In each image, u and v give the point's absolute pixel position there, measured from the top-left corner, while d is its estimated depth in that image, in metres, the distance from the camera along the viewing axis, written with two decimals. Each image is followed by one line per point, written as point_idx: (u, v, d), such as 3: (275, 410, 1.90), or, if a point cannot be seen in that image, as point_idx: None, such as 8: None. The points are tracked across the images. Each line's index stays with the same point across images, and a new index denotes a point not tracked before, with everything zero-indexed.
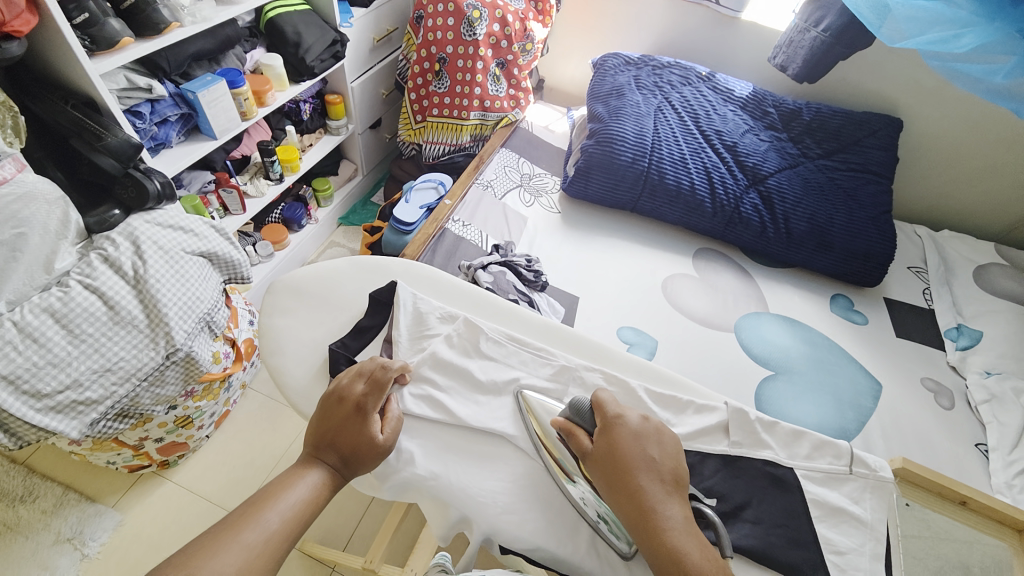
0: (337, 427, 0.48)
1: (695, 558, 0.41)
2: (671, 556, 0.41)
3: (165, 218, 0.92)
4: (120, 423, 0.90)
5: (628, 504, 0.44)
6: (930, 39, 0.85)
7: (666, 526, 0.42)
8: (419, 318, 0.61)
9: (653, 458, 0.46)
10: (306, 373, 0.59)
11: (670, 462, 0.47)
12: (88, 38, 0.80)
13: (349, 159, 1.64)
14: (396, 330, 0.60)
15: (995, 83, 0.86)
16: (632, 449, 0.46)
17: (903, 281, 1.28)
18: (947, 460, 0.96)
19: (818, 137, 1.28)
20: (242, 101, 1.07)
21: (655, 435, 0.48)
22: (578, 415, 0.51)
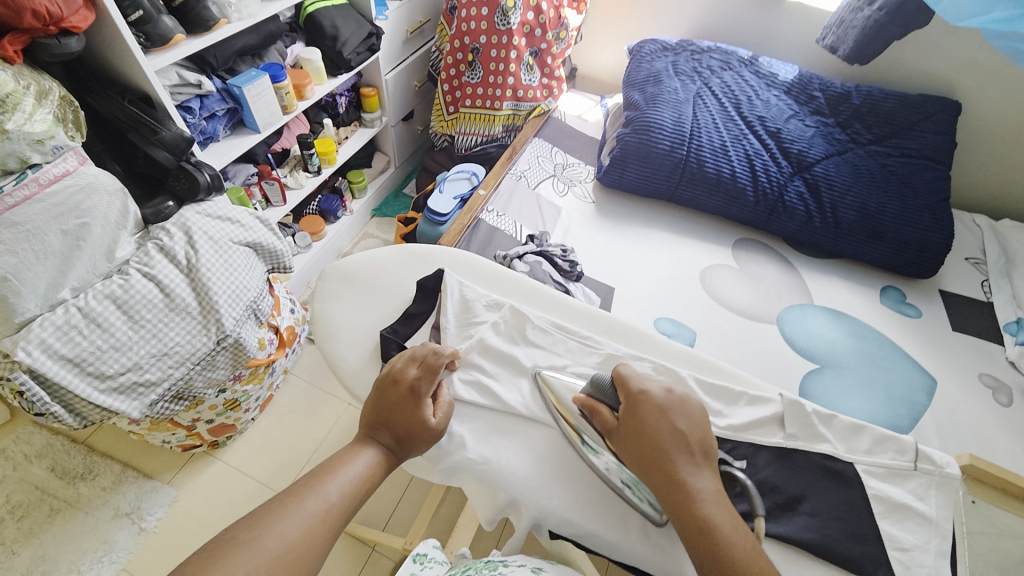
0: (392, 407, 0.50)
1: (727, 530, 0.42)
2: (704, 527, 0.42)
3: (214, 210, 0.96)
4: (175, 405, 0.95)
5: (662, 482, 0.44)
6: (994, 18, 0.79)
7: (699, 498, 0.43)
8: (466, 306, 0.62)
9: (684, 433, 0.47)
10: (359, 357, 0.60)
11: (698, 433, 0.47)
12: (143, 35, 0.84)
13: (383, 151, 1.66)
14: (444, 317, 0.61)
15: None
16: (665, 428, 0.46)
17: (959, 273, 1.21)
18: (1009, 461, 0.91)
19: (868, 121, 1.22)
20: (284, 95, 1.09)
21: (679, 407, 0.48)
22: (600, 391, 0.51)
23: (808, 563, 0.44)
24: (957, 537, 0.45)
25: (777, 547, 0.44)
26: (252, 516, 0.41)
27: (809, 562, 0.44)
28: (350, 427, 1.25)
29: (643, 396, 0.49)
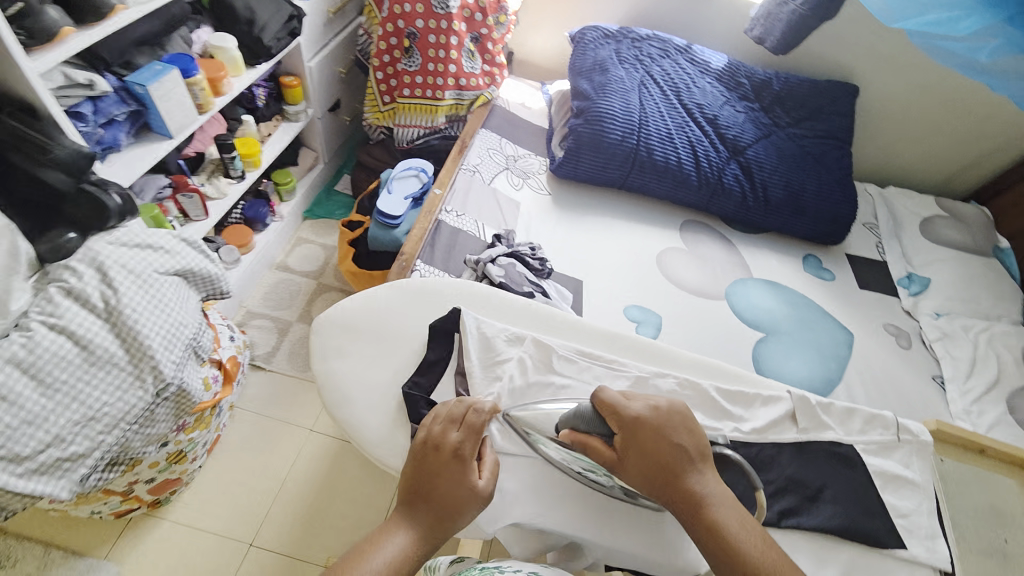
0: (428, 475, 0.48)
1: (735, 527, 0.46)
2: (714, 527, 0.46)
3: (130, 237, 0.81)
4: (110, 473, 0.81)
5: (665, 491, 0.48)
6: (928, 20, 0.88)
7: (705, 502, 0.47)
8: (487, 344, 0.60)
9: (687, 448, 0.49)
10: (384, 422, 0.56)
11: (695, 440, 0.50)
12: (24, 31, 0.67)
13: (308, 147, 1.51)
14: (467, 360, 0.59)
15: (976, 60, 0.89)
16: (669, 448, 0.49)
17: (861, 238, 1.40)
18: (918, 398, 1.09)
19: (787, 105, 1.34)
20: (198, 92, 0.94)
21: (671, 421, 0.50)
22: (587, 424, 0.51)
23: (840, 545, 0.49)
24: (937, 494, 0.53)
25: (812, 536, 0.49)
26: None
27: (840, 545, 0.49)
28: (314, 455, 1.15)
29: (648, 416, 0.50)
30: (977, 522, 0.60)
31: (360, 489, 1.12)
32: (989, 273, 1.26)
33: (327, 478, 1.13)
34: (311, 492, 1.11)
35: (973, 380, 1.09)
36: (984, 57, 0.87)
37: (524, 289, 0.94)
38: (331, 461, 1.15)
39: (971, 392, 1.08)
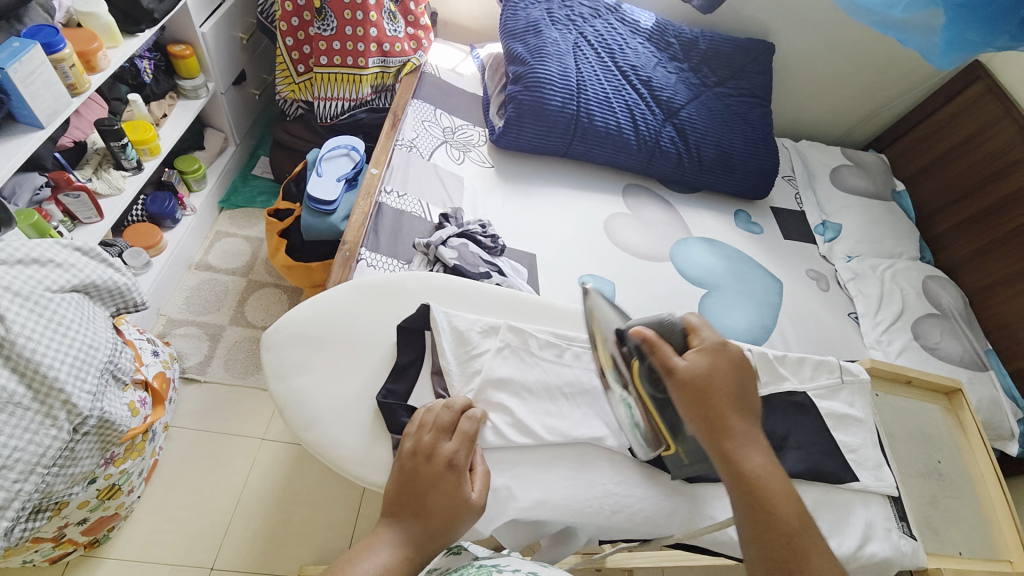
0: (418, 484, 0.46)
1: (769, 481, 0.46)
2: (749, 474, 0.47)
3: (8, 252, 0.69)
4: (35, 522, 0.71)
5: (709, 423, 0.49)
6: None
7: (746, 449, 0.48)
8: (461, 338, 0.59)
9: (740, 391, 0.50)
10: (361, 439, 0.54)
11: (748, 389, 0.52)
12: None
13: (214, 127, 1.33)
14: (443, 358, 0.57)
15: (891, 15, 0.90)
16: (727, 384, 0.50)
17: (782, 191, 1.51)
18: (837, 334, 1.22)
19: (713, 65, 1.37)
20: (68, 69, 0.76)
21: (738, 364, 0.52)
22: (665, 332, 0.53)
23: (807, 486, 0.53)
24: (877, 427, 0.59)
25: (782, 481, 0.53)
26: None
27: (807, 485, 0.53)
28: (271, 465, 1.08)
29: (717, 352, 0.51)
30: (913, 449, 0.69)
31: (326, 492, 1.07)
32: (889, 215, 1.41)
33: (288, 487, 1.06)
34: (271, 503, 1.04)
35: (882, 312, 1.24)
36: (899, 13, 0.87)
37: (479, 270, 0.92)
38: (290, 468, 1.08)
39: (881, 323, 1.23)
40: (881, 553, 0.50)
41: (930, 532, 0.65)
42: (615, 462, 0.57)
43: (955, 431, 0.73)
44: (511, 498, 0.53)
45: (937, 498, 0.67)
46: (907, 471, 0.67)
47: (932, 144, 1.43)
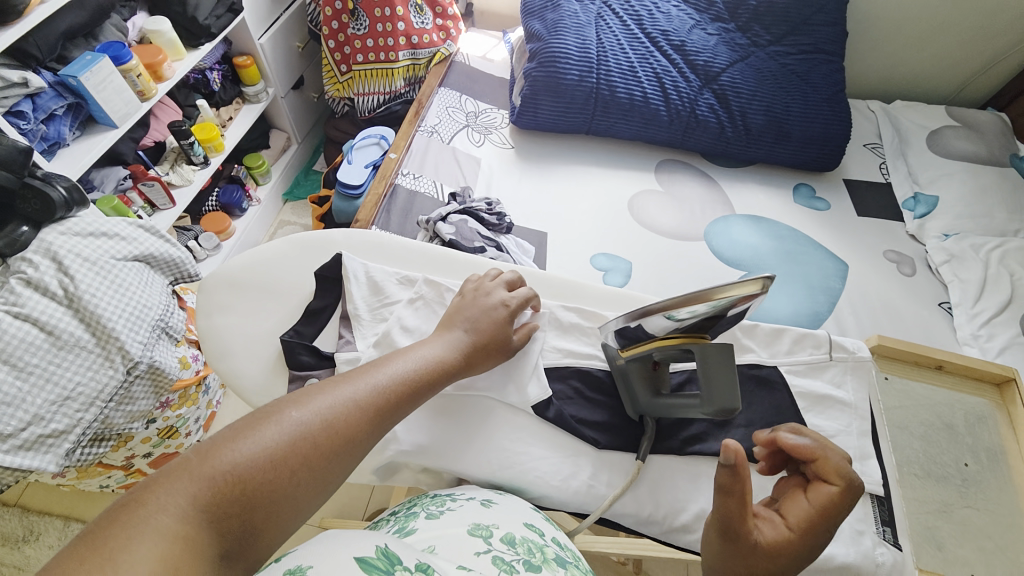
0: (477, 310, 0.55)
1: None
2: None
3: (82, 226, 0.84)
4: (98, 448, 0.86)
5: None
6: None
7: None
8: (376, 287, 0.61)
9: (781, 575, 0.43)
10: (262, 369, 0.58)
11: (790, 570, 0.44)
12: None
13: (277, 128, 1.51)
14: (352, 304, 0.60)
15: None
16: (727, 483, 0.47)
17: (861, 159, 1.27)
18: (919, 327, 1.00)
19: (767, 21, 1.22)
20: (135, 79, 0.98)
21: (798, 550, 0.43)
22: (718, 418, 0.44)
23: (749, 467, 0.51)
24: (872, 410, 0.55)
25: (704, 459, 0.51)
26: (325, 383, 0.42)
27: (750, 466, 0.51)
28: None
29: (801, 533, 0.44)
30: (928, 446, 0.61)
31: None
32: (1005, 183, 1.13)
33: None
34: None
35: (983, 302, 0.99)
36: None
37: (474, 244, 0.92)
38: None
39: (981, 314, 0.99)
40: (841, 559, 0.46)
41: (931, 544, 0.54)
42: (518, 420, 0.55)
43: (1001, 429, 0.63)
44: (423, 453, 0.52)
45: (949, 508, 0.57)
46: (912, 470, 0.59)
47: None
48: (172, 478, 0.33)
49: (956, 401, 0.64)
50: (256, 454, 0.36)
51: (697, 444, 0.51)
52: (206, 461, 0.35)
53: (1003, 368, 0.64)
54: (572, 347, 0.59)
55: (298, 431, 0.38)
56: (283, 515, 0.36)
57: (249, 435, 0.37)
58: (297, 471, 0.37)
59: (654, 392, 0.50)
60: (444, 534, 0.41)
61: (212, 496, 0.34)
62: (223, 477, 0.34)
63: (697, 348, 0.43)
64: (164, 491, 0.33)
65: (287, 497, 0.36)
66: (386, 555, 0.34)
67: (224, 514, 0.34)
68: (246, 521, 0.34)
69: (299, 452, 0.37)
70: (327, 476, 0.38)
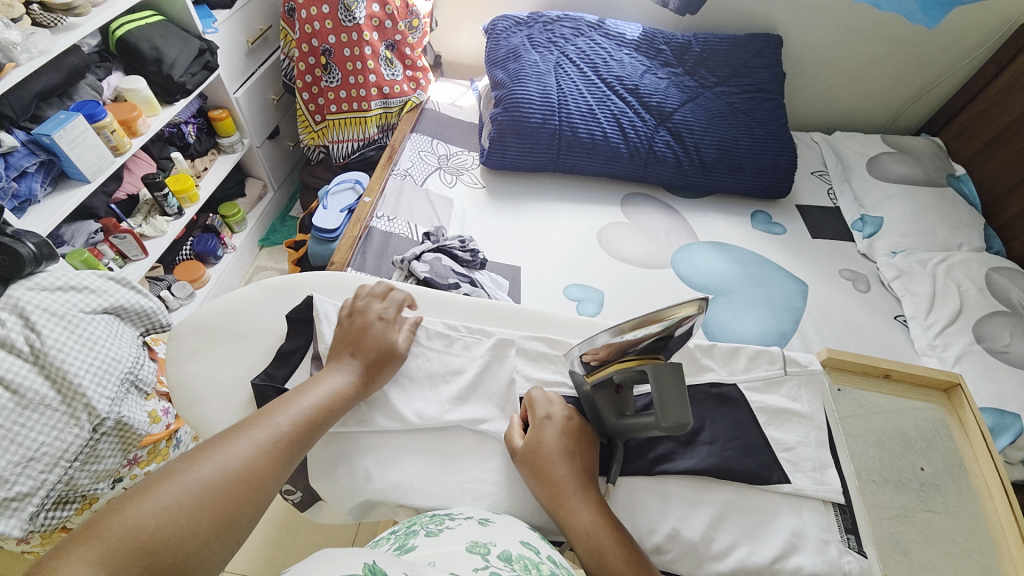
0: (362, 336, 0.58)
1: (597, 535, 0.45)
2: (583, 537, 0.45)
3: (50, 280, 0.83)
4: (62, 511, 0.82)
5: (548, 489, 0.48)
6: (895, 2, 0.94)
7: (576, 513, 0.47)
8: None
9: (572, 462, 0.49)
10: (234, 415, 0.57)
11: (582, 457, 0.51)
12: None
13: (252, 176, 1.53)
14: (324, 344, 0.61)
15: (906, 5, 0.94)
16: (566, 466, 0.49)
17: (810, 186, 1.36)
18: (878, 340, 1.05)
19: (710, 66, 1.33)
20: (109, 135, 1.01)
21: (570, 435, 0.51)
22: (672, 430, 0.45)
23: (716, 484, 0.52)
24: (829, 422, 0.57)
25: (674, 477, 0.52)
26: (219, 436, 0.45)
27: (718, 483, 0.52)
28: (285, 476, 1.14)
29: (563, 422, 0.52)
30: (884, 453, 0.63)
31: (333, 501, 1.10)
32: (943, 202, 1.22)
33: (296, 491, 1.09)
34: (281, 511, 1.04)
35: (933, 313, 1.05)
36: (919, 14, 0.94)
37: (448, 281, 0.95)
38: None
39: (933, 324, 1.04)
40: (809, 568, 0.48)
41: (896, 549, 0.56)
42: (493, 451, 0.55)
43: (953, 434, 0.67)
44: (398, 489, 0.52)
45: (911, 513, 0.59)
46: (872, 478, 0.62)
47: (988, 122, 1.28)
48: (72, 548, 0.35)
49: (909, 408, 0.67)
50: (163, 509, 0.38)
51: (665, 463, 0.53)
52: (108, 524, 0.37)
53: (945, 373, 0.69)
54: (542, 376, 0.61)
55: (204, 483, 0.41)
56: (203, 557, 0.39)
57: (151, 494, 0.39)
58: (203, 514, 0.40)
59: (620, 413, 0.52)
60: (442, 550, 0.40)
61: (125, 551, 0.36)
62: (128, 533, 0.36)
63: (650, 368, 0.45)
64: (67, 558, 0.34)
65: (199, 539, 0.39)
66: (372, 572, 0.32)
67: (138, 565, 0.36)
68: (168, 567, 0.37)
69: (201, 498, 0.40)
70: (235, 514, 0.41)
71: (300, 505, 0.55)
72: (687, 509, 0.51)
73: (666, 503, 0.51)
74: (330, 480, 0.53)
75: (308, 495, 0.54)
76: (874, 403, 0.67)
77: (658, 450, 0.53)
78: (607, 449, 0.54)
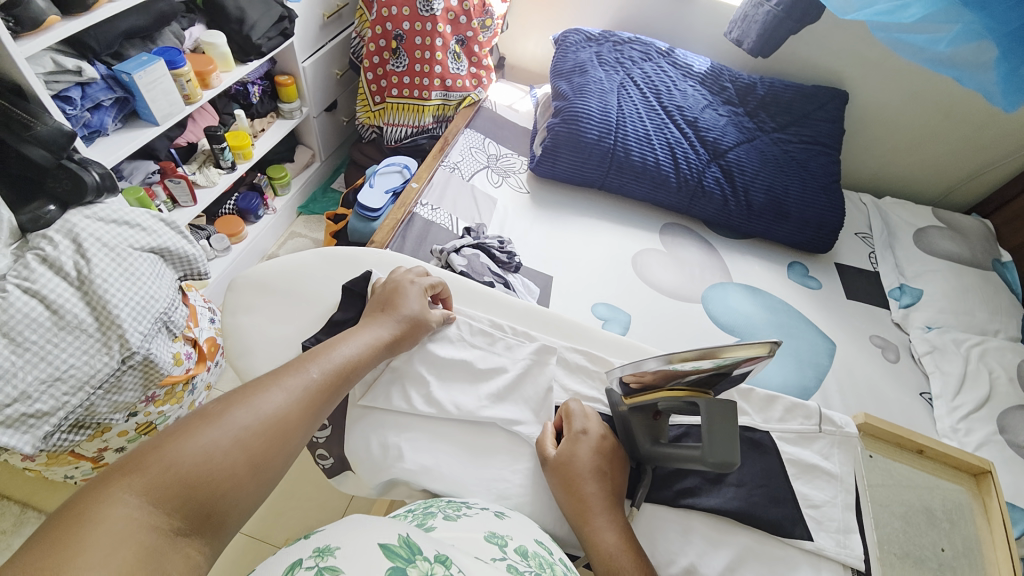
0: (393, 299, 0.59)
1: (619, 560, 0.45)
2: (604, 558, 0.45)
3: (108, 212, 0.86)
4: (75, 435, 0.83)
5: (575, 504, 0.48)
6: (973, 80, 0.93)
7: (600, 532, 0.47)
8: None
9: (602, 482, 0.50)
10: None
11: (612, 478, 0.51)
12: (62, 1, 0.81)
13: (305, 145, 1.57)
14: None
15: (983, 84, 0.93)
16: (596, 485, 0.49)
17: (852, 246, 1.34)
18: (901, 412, 1.03)
19: (772, 110, 1.33)
20: (184, 83, 1.05)
21: (604, 456, 0.51)
22: (717, 467, 0.44)
23: (739, 528, 0.52)
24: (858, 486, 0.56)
25: (696, 513, 0.52)
26: (253, 383, 0.45)
27: (741, 528, 0.52)
28: None
29: (598, 439, 0.52)
30: (907, 527, 0.62)
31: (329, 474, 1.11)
32: (986, 285, 1.19)
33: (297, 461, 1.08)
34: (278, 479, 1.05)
35: (963, 395, 1.03)
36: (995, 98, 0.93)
37: (483, 279, 0.96)
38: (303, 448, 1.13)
39: (960, 407, 1.02)
40: None
41: None
42: (520, 454, 0.56)
43: (977, 519, 0.65)
44: (424, 474, 0.52)
45: None
46: (892, 550, 0.60)
47: None
48: (115, 479, 0.35)
49: (936, 487, 0.66)
50: (202, 448, 0.38)
51: (690, 497, 0.53)
52: (148, 459, 0.36)
53: (976, 457, 0.68)
54: (578, 388, 0.61)
55: (241, 426, 0.41)
56: (237, 497, 0.38)
57: (190, 433, 0.39)
58: (240, 454, 0.40)
59: (654, 440, 0.52)
60: (462, 536, 0.40)
61: (165, 486, 0.36)
62: (171, 467, 0.36)
63: (703, 401, 0.45)
64: (113, 488, 0.34)
65: (238, 478, 0.39)
66: (408, 544, 0.33)
67: (179, 500, 0.36)
68: (204, 505, 0.37)
69: (239, 439, 0.40)
70: (271, 456, 0.41)
71: (329, 471, 0.59)
72: (707, 547, 0.51)
73: (687, 537, 0.51)
74: (362, 453, 0.55)
75: (340, 463, 0.57)
76: (900, 475, 0.66)
77: (684, 483, 0.54)
78: (634, 472, 0.55)
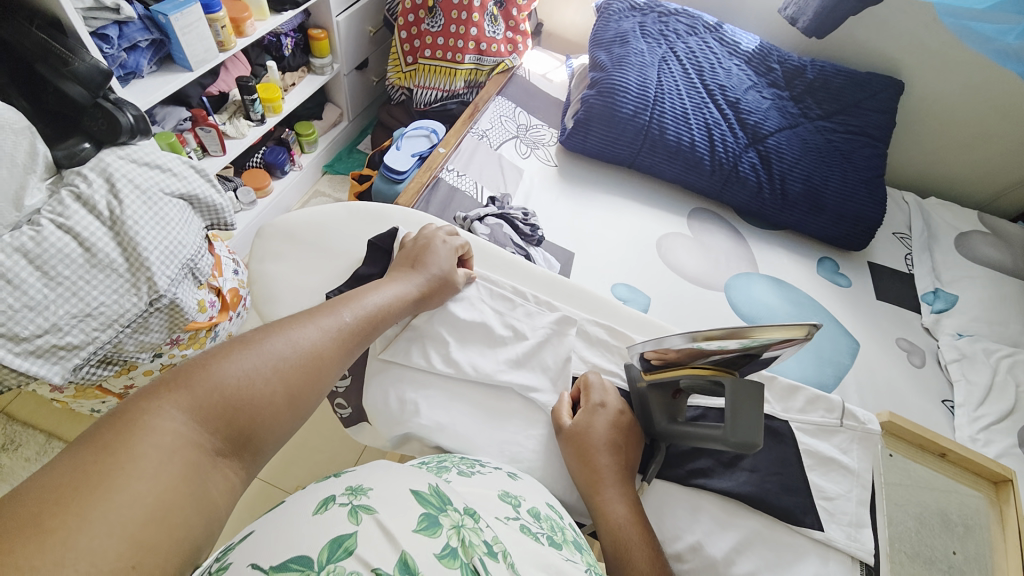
0: (422, 256, 0.60)
1: (627, 531, 0.46)
2: (612, 528, 0.46)
3: (140, 155, 0.87)
4: (103, 370, 0.86)
5: (588, 474, 0.49)
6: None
7: (610, 503, 0.47)
8: None
9: (616, 455, 0.50)
10: None
11: (626, 453, 0.51)
12: None
13: (334, 102, 1.56)
14: None
15: None
16: (610, 457, 0.49)
17: (888, 246, 1.29)
18: (921, 418, 1.00)
19: (819, 96, 1.26)
20: (219, 29, 1.04)
21: (620, 430, 0.51)
22: (738, 447, 0.44)
23: (749, 512, 0.52)
24: (874, 483, 0.56)
25: (706, 492, 0.52)
26: (289, 319, 0.46)
27: (750, 512, 0.52)
28: None
29: (615, 413, 0.52)
30: (920, 527, 0.61)
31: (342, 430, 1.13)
32: None
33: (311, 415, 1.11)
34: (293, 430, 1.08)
35: (987, 406, 1.00)
36: None
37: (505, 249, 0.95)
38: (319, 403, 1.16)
39: (982, 419, 0.99)
40: None
41: None
42: (534, 420, 0.56)
43: (993, 527, 0.64)
44: (438, 431, 0.53)
45: None
46: (902, 548, 0.60)
47: None
48: (162, 392, 0.36)
49: (953, 491, 0.65)
50: (244, 374, 0.40)
51: (701, 477, 0.53)
52: (193, 377, 0.38)
53: (999, 466, 0.66)
54: (597, 361, 0.60)
55: (280, 358, 0.42)
56: (272, 425, 0.40)
57: (232, 358, 0.40)
58: (278, 385, 0.41)
59: (671, 419, 0.52)
60: (477, 495, 0.41)
61: (208, 405, 0.37)
62: (214, 387, 0.38)
63: (729, 380, 0.44)
64: (161, 400, 0.35)
65: (275, 407, 0.40)
66: (438, 494, 0.33)
67: (220, 420, 0.37)
68: (242, 429, 0.38)
69: (277, 369, 0.41)
70: (306, 391, 0.43)
71: (347, 420, 0.60)
72: (714, 527, 0.51)
73: (695, 515, 0.51)
74: (380, 406, 0.56)
75: (357, 413, 0.59)
76: (918, 475, 0.65)
77: (697, 464, 0.54)
78: (648, 449, 0.55)
